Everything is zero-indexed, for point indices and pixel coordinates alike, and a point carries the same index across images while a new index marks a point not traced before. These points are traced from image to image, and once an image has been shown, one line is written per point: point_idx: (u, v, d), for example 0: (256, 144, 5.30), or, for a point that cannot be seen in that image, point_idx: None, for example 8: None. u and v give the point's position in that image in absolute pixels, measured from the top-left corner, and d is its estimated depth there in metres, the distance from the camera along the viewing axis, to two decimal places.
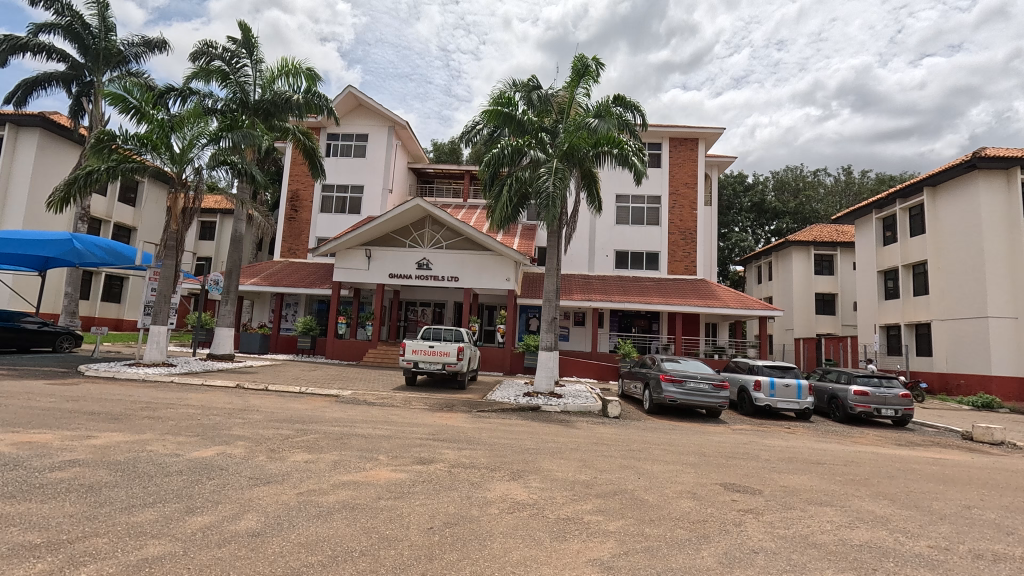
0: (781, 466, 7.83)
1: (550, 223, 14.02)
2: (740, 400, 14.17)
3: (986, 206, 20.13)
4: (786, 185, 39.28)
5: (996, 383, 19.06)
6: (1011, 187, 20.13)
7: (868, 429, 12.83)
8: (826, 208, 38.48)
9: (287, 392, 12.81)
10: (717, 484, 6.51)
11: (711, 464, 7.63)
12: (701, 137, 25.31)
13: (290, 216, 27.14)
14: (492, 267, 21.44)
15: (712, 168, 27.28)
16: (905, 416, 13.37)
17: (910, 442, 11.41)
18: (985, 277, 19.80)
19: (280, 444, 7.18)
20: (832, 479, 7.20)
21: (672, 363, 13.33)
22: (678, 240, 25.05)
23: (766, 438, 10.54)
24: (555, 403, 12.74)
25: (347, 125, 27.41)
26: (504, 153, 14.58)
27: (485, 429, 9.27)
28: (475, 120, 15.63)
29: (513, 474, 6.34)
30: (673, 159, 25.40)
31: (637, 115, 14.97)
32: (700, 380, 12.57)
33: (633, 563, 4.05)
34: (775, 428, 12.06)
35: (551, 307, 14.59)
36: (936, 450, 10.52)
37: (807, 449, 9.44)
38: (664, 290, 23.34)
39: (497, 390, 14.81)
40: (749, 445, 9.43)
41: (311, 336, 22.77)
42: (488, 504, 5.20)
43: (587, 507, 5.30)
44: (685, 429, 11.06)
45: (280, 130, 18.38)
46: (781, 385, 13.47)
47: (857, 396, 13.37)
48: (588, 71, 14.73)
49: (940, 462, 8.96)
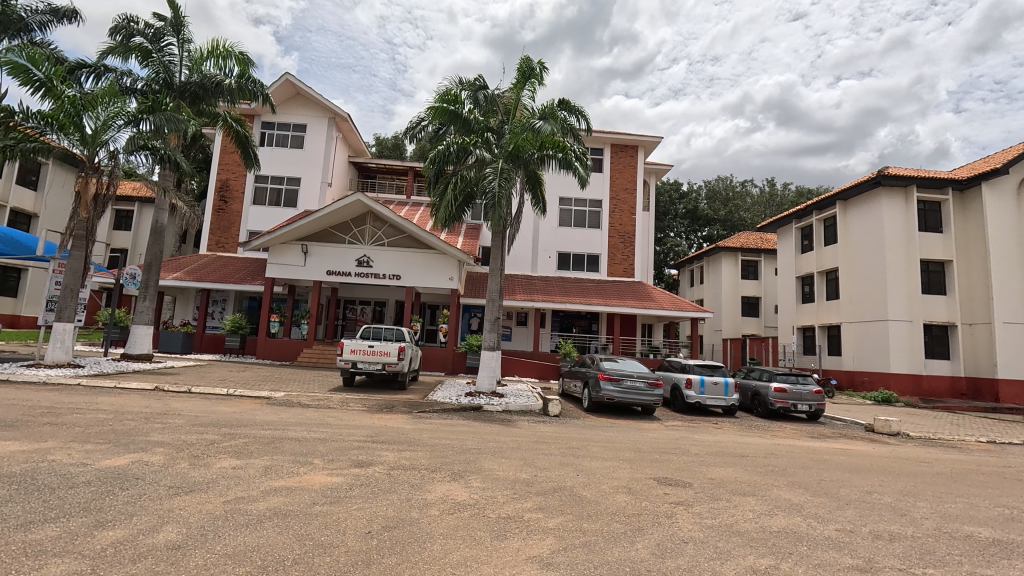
0: (709, 459, 8.29)
1: (495, 223, 14.05)
2: (673, 397, 14.87)
3: (888, 219, 22.22)
4: (716, 194, 41.77)
5: (894, 379, 21.08)
6: (908, 203, 22.32)
7: (786, 423, 13.83)
8: (752, 217, 41.12)
9: (213, 395, 12.04)
10: (651, 478, 6.79)
11: (645, 459, 7.96)
12: (641, 144, 26.27)
13: (219, 207, 25.56)
14: (435, 265, 21.14)
15: (650, 175, 28.36)
16: (818, 410, 14.49)
17: (822, 434, 12.43)
18: (887, 285, 21.80)
19: (205, 450, 6.75)
20: (754, 470, 7.72)
21: (610, 362, 13.73)
22: (617, 243, 25.85)
23: (696, 433, 11.13)
24: (496, 403, 12.76)
25: (284, 114, 26.20)
26: (449, 151, 14.56)
27: (426, 430, 9.17)
28: (420, 117, 15.41)
29: (454, 474, 6.29)
30: (614, 164, 26.21)
31: (580, 120, 15.26)
32: (636, 378, 13.03)
33: (571, 558, 4.14)
34: (704, 423, 12.74)
35: (494, 306, 14.62)
36: (844, 442, 11.53)
37: (732, 443, 10.07)
38: (604, 291, 24.00)
39: (438, 390, 14.60)
40: (681, 440, 9.90)
41: (240, 334, 21.50)
42: (430, 506, 5.14)
43: (528, 504, 5.36)
44: (621, 426, 11.45)
45: (210, 115, 17.28)
46: (710, 383, 14.24)
47: (777, 392, 14.39)
48: (533, 74, 14.92)
49: (847, 453, 9.83)
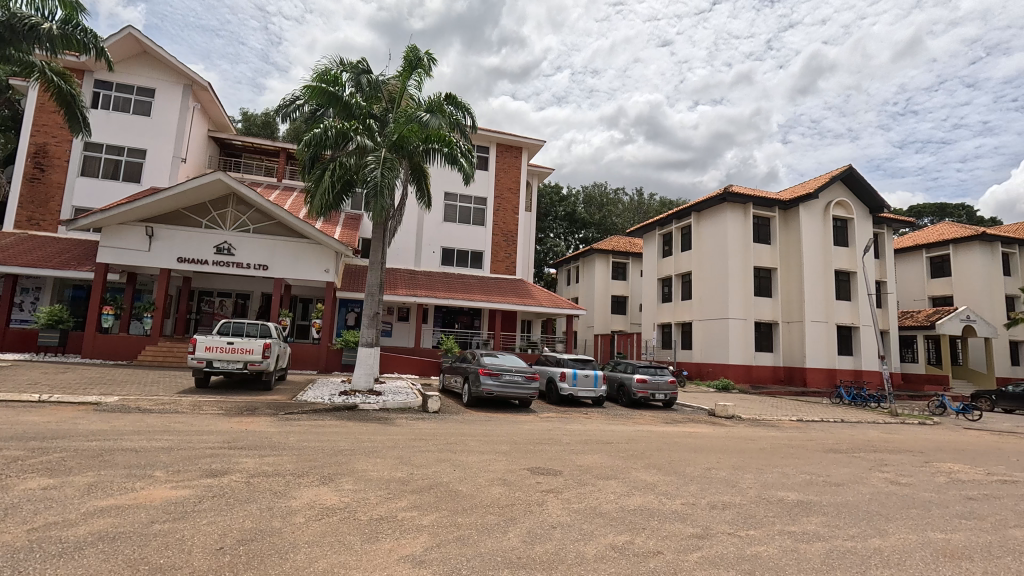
0: (579, 448, 8.85)
1: (377, 214, 13.48)
2: (548, 390, 15.61)
3: (731, 230, 25.55)
4: (592, 199, 44.62)
5: (731, 369, 24.37)
6: (746, 217, 25.87)
7: (645, 411, 15.27)
8: (623, 222, 44.65)
9: (17, 402, 9.97)
10: (525, 469, 7.06)
11: (521, 450, 8.25)
12: (525, 147, 27.10)
13: (32, 176, 21.23)
14: (309, 256, 19.73)
15: (532, 176, 29.38)
16: (672, 398, 16.21)
17: (674, 419, 13.94)
18: (728, 288, 25.09)
19: (3, 469, 5.56)
20: (617, 455, 8.40)
21: (491, 357, 13.98)
22: (500, 241, 26.39)
23: (567, 423, 11.79)
24: (373, 401, 12.31)
25: (126, 74, 22.55)
26: (326, 135, 13.67)
27: (294, 432, 8.55)
28: (294, 95, 14.25)
29: (324, 478, 5.95)
30: (499, 163, 26.70)
31: (467, 116, 15.26)
32: (514, 372, 13.43)
33: (445, 553, 4.15)
34: (575, 414, 13.56)
35: (373, 301, 14.06)
36: (692, 425, 13.06)
37: (599, 431, 10.85)
38: (486, 288, 24.35)
39: (309, 390, 13.68)
40: (554, 431, 10.43)
41: (59, 329, 18.08)
42: (293, 513, 4.79)
43: (402, 503, 5.26)
44: (499, 420, 11.73)
45: (20, 64, 14.24)
46: (582, 375, 15.19)
47: (639, 382, 15.84)
48: (420, 64, 14.60)
49: (694, 435, 11.15)
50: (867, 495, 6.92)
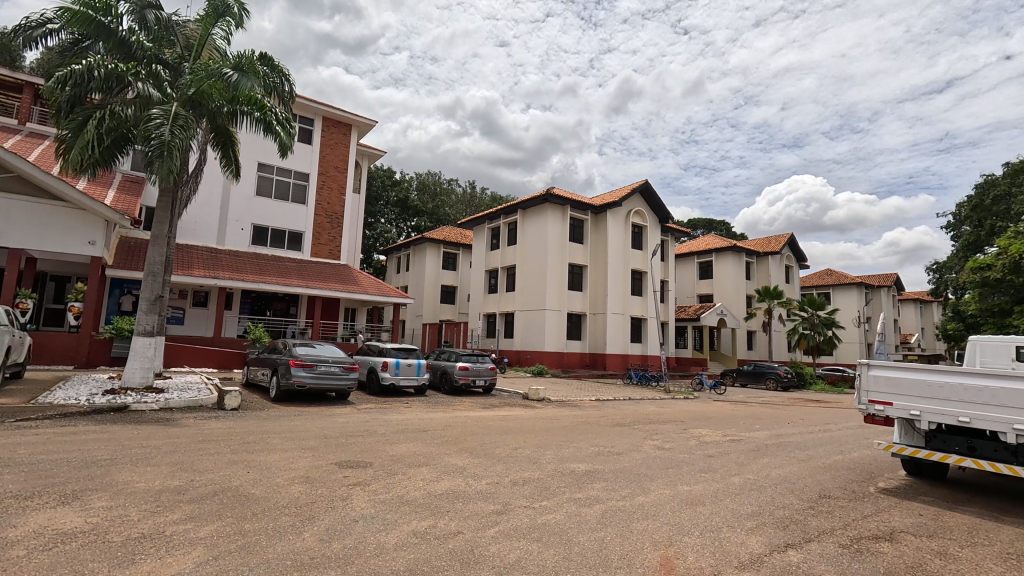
0: (394, 437, 8.75)
1: (163, 179, 11.24)
2: (369, 380, 15.11)
3: (551, 229, 27.74)
4: (426, 187, 44.32)
5: (545, 356, 26.65)
6: (564, 218, 28.34)
7: (465, 398, 15.77)
8: (455, 213, 45.30)
9: None
10: (332, 463, 6.71)
11: (331, 445, 7.83)
12: (355, 125, 25.61)
13: None
14: (65, 223, 15.77)
15: (362, 157, 27.95)
16: (492, 383, 17.03)
17: (492, 404, 14.70)
18: (546, 281, 27.27)
19: None
20: (432, 442, 8.52)
21: (305, 348, 12.94)
22: (323, 222, 24.56)
23: (386, 414, 11.57)
24: (151, 400, 10.44)
25: None
26: (91, 74, 11.06)
27: (28, 443, 6.79)
28: (45, 16, 11.26)
29: (65, 497, 4.84)
30: (324, 139, 24.77)
31: (285, 82, 13.71)
32: (331, 363, 12.65)
33: (222, 566, 3.71)
34: (396, 404, 13.37)
35: (155, 283, 11.86)
36: (507, 409, 13.93)
37: (418, 420, 10.88)
38: (305, 272, 22.46)
39: (57, 390, 11.00)
40: (371, 422, 10.14)
41: None
42: (7, 546, 3.79)
43: (174, 516, 4.55)
44: (311, 414, 10.97)
45: None
46: (405, 364, 15.03)
47: (461, 370, 16.30)
48: (228, 13, 12.69)
49: (508, 418, 11.91)
50: (639, 460, 8.19)
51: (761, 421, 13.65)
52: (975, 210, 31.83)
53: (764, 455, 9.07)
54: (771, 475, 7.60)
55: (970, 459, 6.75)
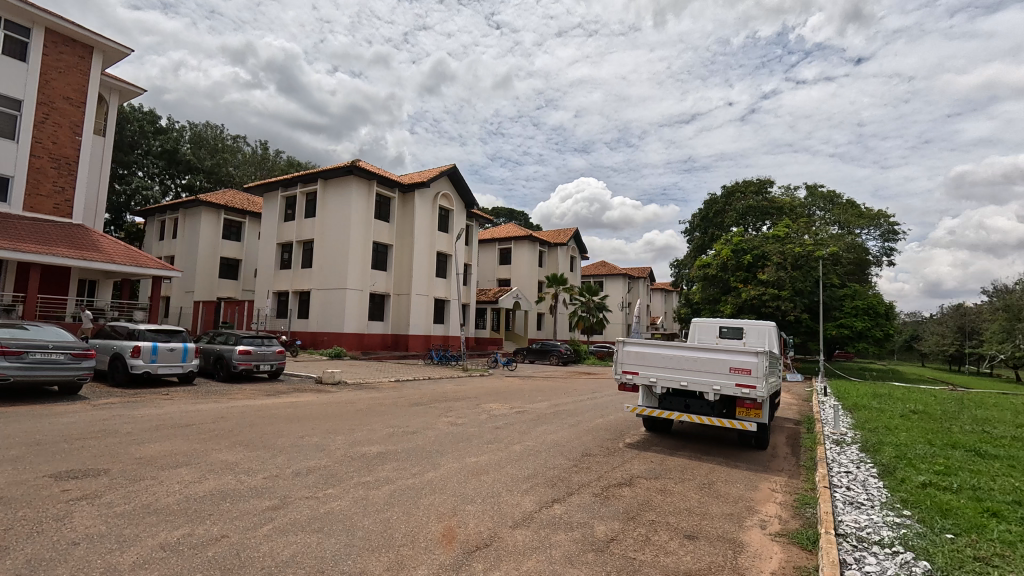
0: (144, 436, 7.30)
1: None
2: (113, 369, 12.29)
3: (355, 204, 26.24)
4: (203, 141, 37.63)
5: (344, 337, 25.40)
6: (370, 193, 27.09)
7: (245, 385, 14.03)
8: (241, 175, 39.59)
9: None
10: (46, 476, 5.28)
11: (44, 453, 6.14)
12: (99, 48, 20.19)
13: None
14: None
15: (110, 91, 22.27)
16: (279, 368, 15.47)
17: (278, 391, 13.40)
18: (348, 259, 25.82)
19: None
20: (197, 438, 7.36)
21: (9, 330, 9.83)
22: (46, 168, 18.93)
23: (136, 408, 9.58)
24: None
25: None
26: None
27: None
28: None
29: None
30: (50, 59, 18.98)
31: None
32: (51, 350, 9.87)
33: None
34: (151, 396, 11.18)
35: None
36: (296, 395, 12.85)
37: (181, 413, 9.29)
38: (12, 231, 17.07)
39: None
40: (111, 420, 8.27)
41: None
42: None
43: None
44: (17, 415, 8.44)
45: None
46: (166, 349, 12.62)
47: (241, 354, 14.39)
48: None
49: (296, 405, 11.01)
50: (432, 438, 8.39)
51: (542, 393, 15.29)
52: (703, 220, 40.65)
53: (542, 423, 10.17)
54: (546, 441, 8.56)
55: (686, 414, 8.64)
